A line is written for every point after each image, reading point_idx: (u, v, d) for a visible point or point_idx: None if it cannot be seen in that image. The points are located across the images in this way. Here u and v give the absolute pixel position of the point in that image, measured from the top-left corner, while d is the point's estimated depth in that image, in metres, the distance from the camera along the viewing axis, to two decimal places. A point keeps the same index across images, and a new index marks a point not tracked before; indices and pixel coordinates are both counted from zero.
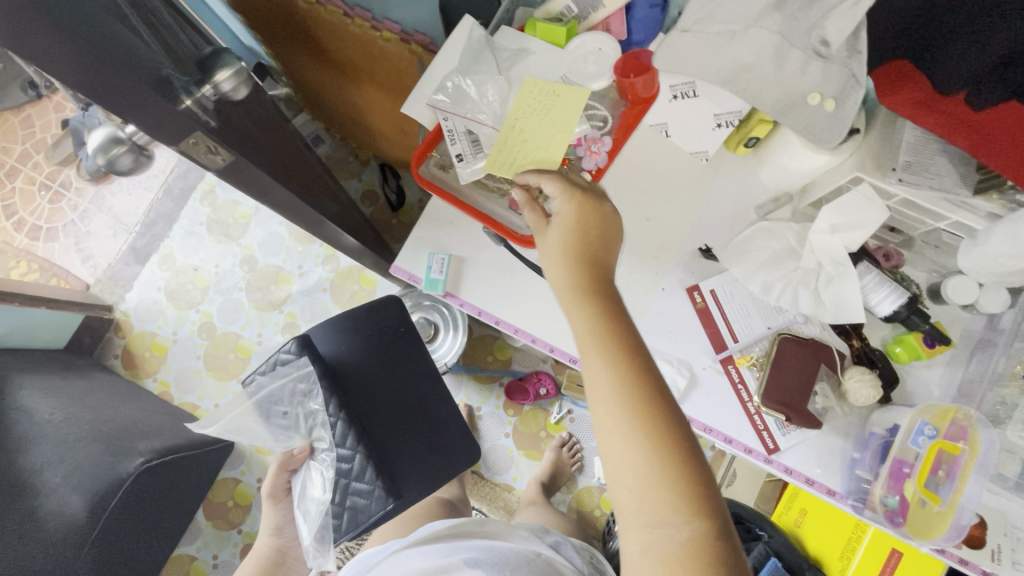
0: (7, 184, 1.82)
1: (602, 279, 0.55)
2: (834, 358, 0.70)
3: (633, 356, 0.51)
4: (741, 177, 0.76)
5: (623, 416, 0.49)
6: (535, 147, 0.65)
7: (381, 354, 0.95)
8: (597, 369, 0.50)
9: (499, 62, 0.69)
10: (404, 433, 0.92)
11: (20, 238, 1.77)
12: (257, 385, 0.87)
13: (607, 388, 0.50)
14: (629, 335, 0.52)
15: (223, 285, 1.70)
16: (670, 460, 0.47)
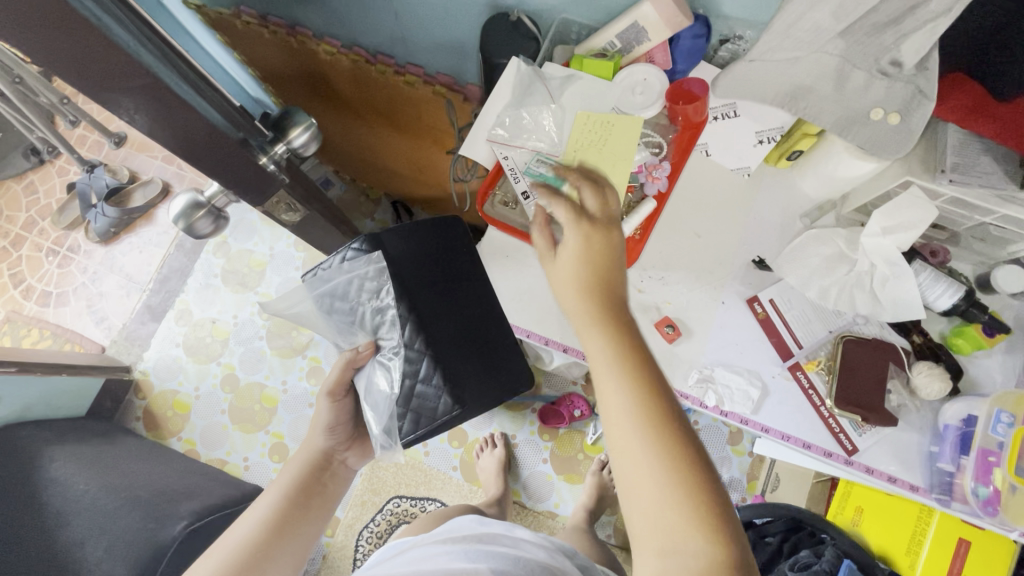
0: (12, 252, 1.80)
1: (616, 306, 0.56)
2: (900, 356, 0.72)
3: (649, 379, 0.51)
4: (784, 189, 0.79)
5: (637, 434, 0.49)
6: (598, 176, 0.71)
7: (447, 261, 0.85)
8: (612, 387, 0.51)
9: (551, 93, 0.74)
10: (465, 346, 0.83)
11: (30, 305, 1.74)
12: (325, 276, 0.75)
13: (624, 416, 0.50)
14: (645, 357, 0.53)
15: (243, 335, 1.68)
16: (685, 483, 0.46)
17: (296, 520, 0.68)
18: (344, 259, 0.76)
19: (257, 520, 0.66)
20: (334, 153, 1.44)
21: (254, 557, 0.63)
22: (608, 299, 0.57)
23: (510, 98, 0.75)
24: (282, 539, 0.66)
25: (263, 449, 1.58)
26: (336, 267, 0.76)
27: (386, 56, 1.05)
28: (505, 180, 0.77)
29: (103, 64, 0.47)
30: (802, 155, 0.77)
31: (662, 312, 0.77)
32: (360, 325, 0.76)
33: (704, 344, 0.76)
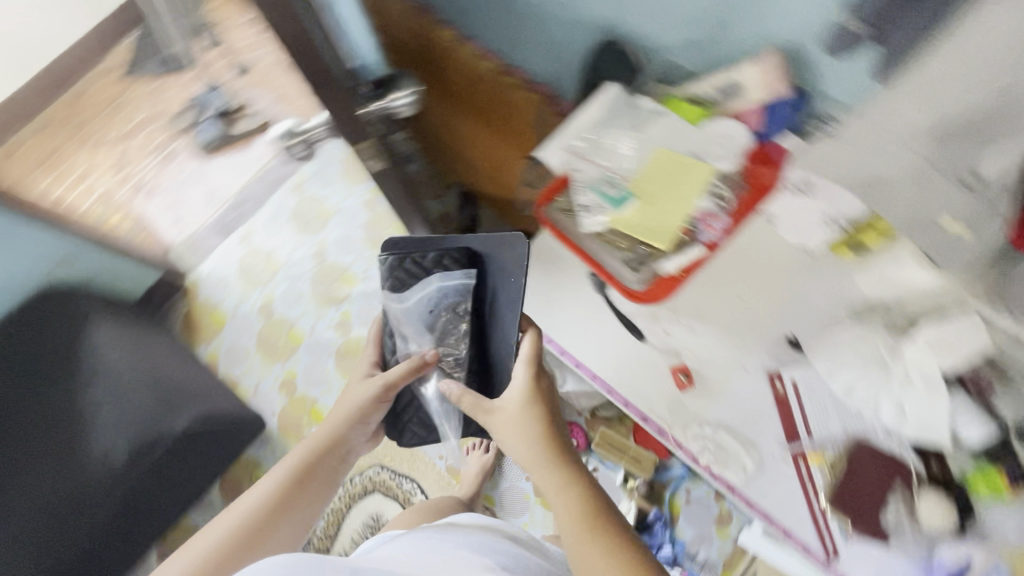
0: (125, 141, 2.00)
1: (561, 433, 0.69)
2: (911, 477, 0.70)
3: (590, 491, 0.64)
4: (835, 278, 0.76)
5: (584, 528, 0.62)
6: (657, 214, 0.75)
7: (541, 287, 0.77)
8: (561, 497, 0.64)
9: (637, 121, 0.80)
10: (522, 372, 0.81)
11: (122, 190, 1.92)
12: (403, 269, 0.77)
13: (569, 516, 0.63)
14: (587, 475, 0.66)
15: (291, 271, 1.77)
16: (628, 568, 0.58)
17: (291, 511, 0.71)
18: (434, 261, 0.76)
19: (252, 505, 0.70)
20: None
21: (254, 528, 0.68)
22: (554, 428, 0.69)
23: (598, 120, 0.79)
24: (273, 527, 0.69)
25: (274, 381, 1.66)
26: (417, 266, 0.77)
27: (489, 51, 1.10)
28: (569, 193, 0.81)
29: None
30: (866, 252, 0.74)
31: (680, 358, 0.77)
32: (434, 328, 0.76)
33: (713, 402, 0.76)
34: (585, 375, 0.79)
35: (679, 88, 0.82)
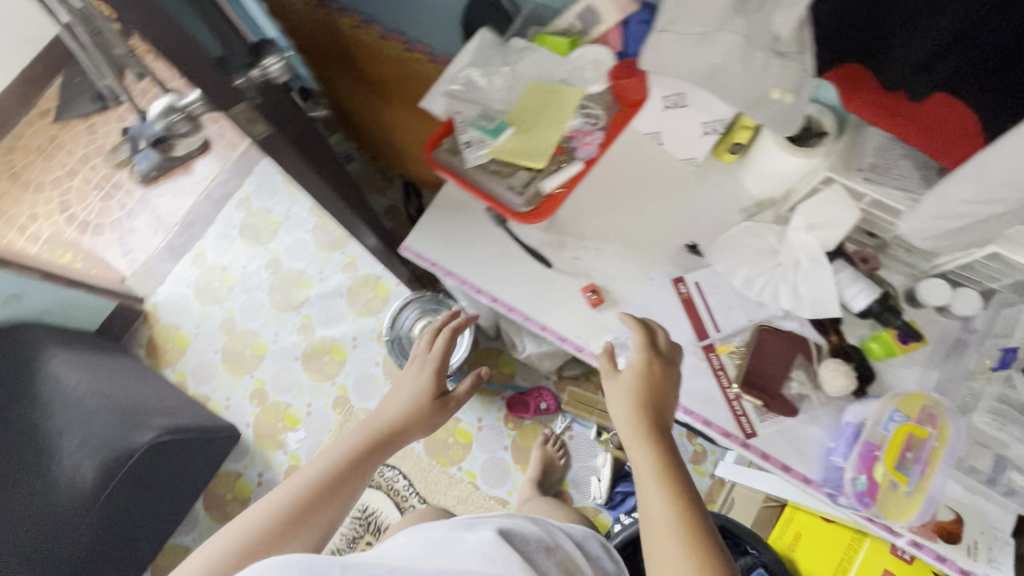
0: (80, 154, 2.02)
1: (661, 427, 0.61)
2: (812, 350, 0.73)
3: (677, 474, 0.57)
4: (726, 183, 0.84)
5: (651, 470, 0.57)
6: (535, 137, 0.71)
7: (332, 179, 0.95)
8: (642, 457, 0.58)
9: (506, 58, 0.77)
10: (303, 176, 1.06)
11: (75, 183, 1.99)
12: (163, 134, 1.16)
13: (657, 501, 0.55)
14: (672, 455, 0.58)
15: (248, 284, 1.82)
16: (684, 525, 0.53)
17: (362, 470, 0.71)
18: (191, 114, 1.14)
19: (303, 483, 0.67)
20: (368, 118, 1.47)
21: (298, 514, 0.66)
22: (653, 418, 0.61)
23: (469, 58, 0.77)
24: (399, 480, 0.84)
25: (245, 392, 1.71)
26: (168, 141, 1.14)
27: (423, 44, 1.16)
28: (453, 135, 0.76)
29: (154, 20, 0.55)
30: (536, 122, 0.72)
31: (592, 279, 0.81)
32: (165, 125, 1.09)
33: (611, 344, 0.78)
34: (503, 309, 0.81)
35: (550, 24, 0.81)
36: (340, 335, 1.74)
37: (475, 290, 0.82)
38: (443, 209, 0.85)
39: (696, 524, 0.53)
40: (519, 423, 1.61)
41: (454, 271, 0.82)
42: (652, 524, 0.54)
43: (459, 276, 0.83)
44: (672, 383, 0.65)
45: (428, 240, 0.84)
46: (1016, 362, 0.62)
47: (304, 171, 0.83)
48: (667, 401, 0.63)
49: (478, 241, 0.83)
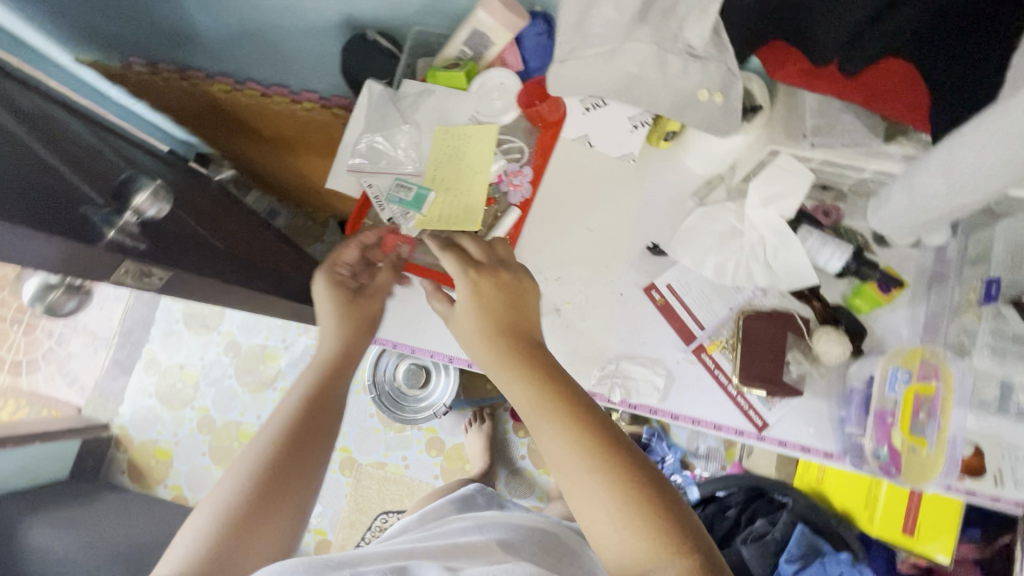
0: None
1: (525, 340, 0.54)
2: (800, 325, 0.71)
3: (577, 403, 0.50)
4: (669, 170, 0.78)
5: (561, 432, 0.49)
6: (459, 194, 0.65)
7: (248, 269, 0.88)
8: (548, 432, 0.49)
9: (403, 111, 0.68)
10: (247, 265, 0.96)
11: None
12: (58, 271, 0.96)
13: (564, 449, 0.48)
14: (575, 389, 0.51)
15: (212, 375, 1.71)
16: (614, 468, 0.47)
17: (320, 426, 0.58)
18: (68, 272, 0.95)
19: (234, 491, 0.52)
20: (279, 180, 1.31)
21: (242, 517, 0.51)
22: (515, 336, 0.54)
23: (363, 120, 0.69)
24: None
25: None
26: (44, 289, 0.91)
27: (310, 92, 1.03)
28: (372, 209, 0.70)
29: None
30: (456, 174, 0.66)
31: (562, 312, 0.76)
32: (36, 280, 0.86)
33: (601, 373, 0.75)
34: None
35: (437, 54, 0.72)
36: None
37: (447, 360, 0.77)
38: None
39: (595, 447, 0.48)
40: (530, 430, 1.55)
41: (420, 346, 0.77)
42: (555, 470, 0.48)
43: (427, 349, 0.77)
44: (513, 290, 0.57)
45: None
46: (1002, 292, 0.62)
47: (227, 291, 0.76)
48: (523, 311, 0.56)
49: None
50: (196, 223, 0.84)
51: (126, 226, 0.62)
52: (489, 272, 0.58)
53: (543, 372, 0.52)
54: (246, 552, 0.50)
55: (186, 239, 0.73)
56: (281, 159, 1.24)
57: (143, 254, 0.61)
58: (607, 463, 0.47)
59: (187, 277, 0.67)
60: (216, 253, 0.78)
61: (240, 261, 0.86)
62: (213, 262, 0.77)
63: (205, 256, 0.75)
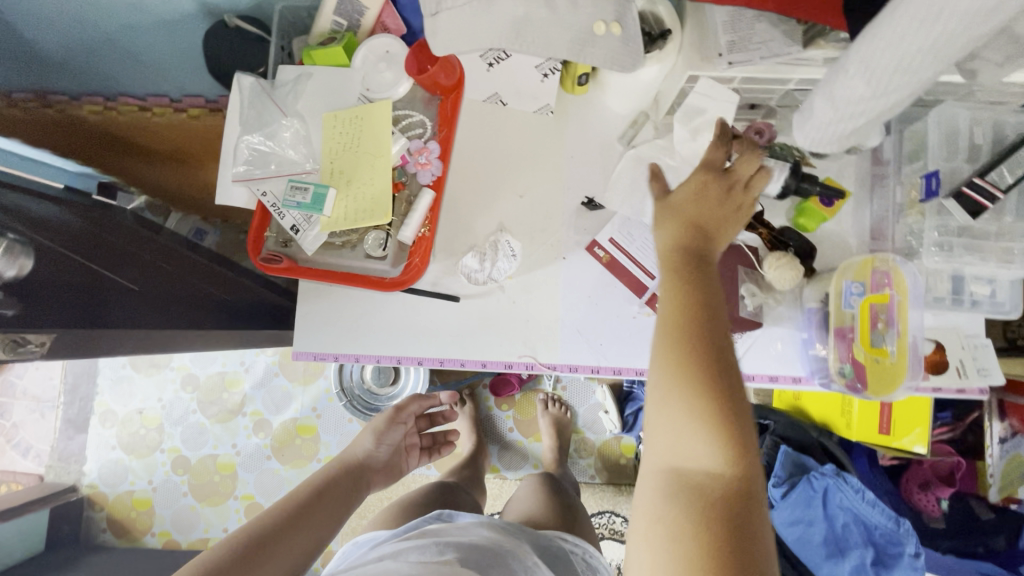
0: None
1: (696, 253, 0.53)
2: (748, 255, 0.68)
3: (695, 302, 0.50)
4: (590, 116, 0.72)
5: (669, 331, 0.49)
6: (362, 186, 0.58)
7: (171, 300, 0.81)
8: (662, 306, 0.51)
9: (282, 104, 0.60)
10: (195, 305, 0.87)
11: None
12: None
13: (668, 346, 0.49)
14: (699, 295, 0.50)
15: (176, 414, 1.63)
16: (697, 381, 0.47)
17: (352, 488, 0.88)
18: None
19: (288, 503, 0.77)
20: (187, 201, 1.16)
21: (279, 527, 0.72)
22: (688, 249, 0.53)
23: (239, 120, 0.60)
24: (327, 503, 0.80)
25: (239, 515, 1.57)
26: None
27: (194, 97, 0.94)
28: (273, 220, 0.61)
29: None
30: (353, 167, 0.58)
31: (507, 288, 0.71)
32: None
33: (560, 343, 0.71)
34: (434, 365, 0.72)
35: (310, 30, 0.63)
36: (299, 413, 1.60)
37: (396, 361, 0.72)
38: (313, 293, 0.71)
39: (709, 347, 0.48)
40: (513, 402, 1.54)
41: (363, 354, 0.72)
42: (664, 365, 0.48)
43: (372, 354, 0.72)
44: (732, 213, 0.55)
45: (318, 334, 0.71)
46: (943, 183, 0.59)
47: (135, 336, 0.68)
48: (723, 214, 0.55)
49: (369, 313, 0.72)
50: (93, 261, 0.74)
51: None
52: (725, 183, 0.55)
53: (686, 286, 0.51)
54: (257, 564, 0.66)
55: (71, 287, 0.64)
56: (185, 175, 1.09)
57: (11, 322, 0.53)
58: (715, 368, 0.47)
59: (77, 333, 0.59)
60: (118, 298, 0.70)
61: (152, 297, 0.78)
62: (115, 308, 0.68)
63: (101, 304, 0.67)
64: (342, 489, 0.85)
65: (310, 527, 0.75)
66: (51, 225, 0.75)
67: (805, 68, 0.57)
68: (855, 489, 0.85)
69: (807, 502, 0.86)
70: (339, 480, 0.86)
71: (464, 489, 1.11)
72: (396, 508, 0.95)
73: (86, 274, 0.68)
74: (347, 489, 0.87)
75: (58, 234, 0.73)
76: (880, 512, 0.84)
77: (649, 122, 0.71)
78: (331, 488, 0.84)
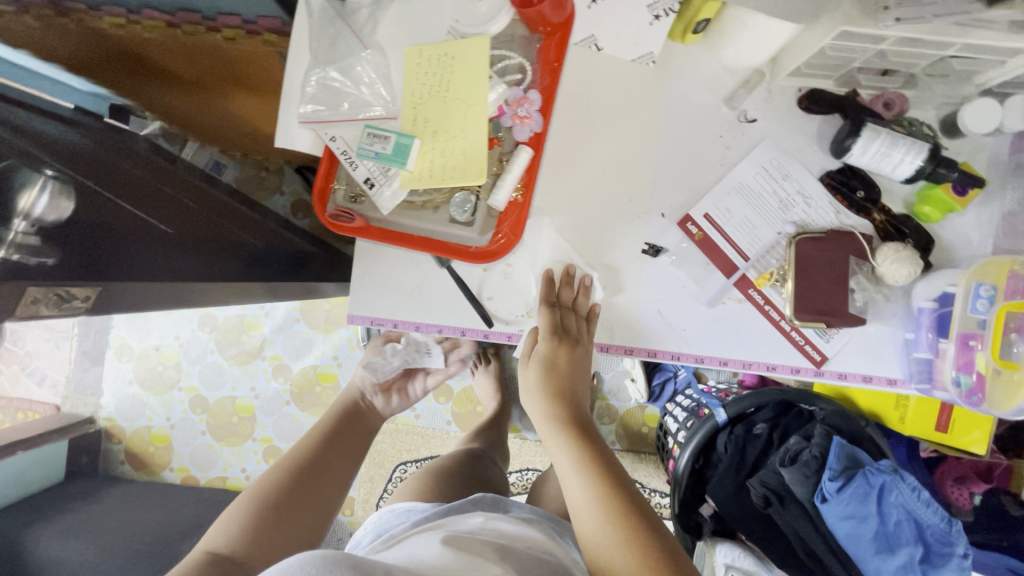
0: None
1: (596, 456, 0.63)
2: (862, 244, 0.61)
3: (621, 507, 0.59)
4: (697, 69, 0.64)
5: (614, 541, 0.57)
6: (450, 139, 0.50)
7: (199, 247, 0.74)
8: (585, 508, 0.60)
9: (358, 32, 0.51)
10: (224, 257, 0.79)
11: None
12: None
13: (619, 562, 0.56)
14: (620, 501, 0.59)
15: (193, 353, 1.59)
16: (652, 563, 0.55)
17: (359, 439, 0.87)
18: None
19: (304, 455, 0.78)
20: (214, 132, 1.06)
21: (296, 478, 0.74)
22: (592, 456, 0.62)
23: (308, 49, 0.51)
24: (336, 456, 0.81)
25: (256, 456, 1.57)
26: None
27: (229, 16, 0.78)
28: (342, 168, 0.54)
29: None
30: (441, 116, 0.50)
31: (585, 262, 0.65)
32: None
33: (639, 324, 0.65)
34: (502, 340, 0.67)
35: None
36: (320, 360, 1.56)
37: (459, 333, 0.66)
38: (374, 251, 0.65)
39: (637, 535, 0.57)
40: None
41: (424, 323, 0.66)
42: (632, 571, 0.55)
43: (434, 324, 0.66)
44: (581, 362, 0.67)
45: (378, 294, 0.66)
46: None
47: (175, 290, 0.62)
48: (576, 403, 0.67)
49: (433, 279, 0.66)
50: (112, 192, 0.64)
51: (22, 239, 0.49)
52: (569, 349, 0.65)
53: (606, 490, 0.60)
54: (270, 524, 0.67)
55: (109, 231, 0.58)
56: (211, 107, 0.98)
57: (50, 274, 0.48)
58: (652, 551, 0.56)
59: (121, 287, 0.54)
60: (155, 244, 0.63)
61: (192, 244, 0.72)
62: (150, 258, 0.62)
63: (140, 254, 0.60)
64: (333, 473, 0.78)
65: (323, 482, 0.76)
66: (53, 145, 0.65)
67: (982, 31, 0.48)
68: (911, 486, 0.83)
69: (863, 498, 0.83)
70: (348, 433, 0.87)
71: (491, 459, 1.07)
72: (428, 477, 0.92)
73: (123, 213, 0.61)
74: (356, 438, 0.87)
75: (79, 162, 0.65)
76: (934, 512, 0.82)
77: (763, 82, 0.63)
78: (336, 444, 0.83)
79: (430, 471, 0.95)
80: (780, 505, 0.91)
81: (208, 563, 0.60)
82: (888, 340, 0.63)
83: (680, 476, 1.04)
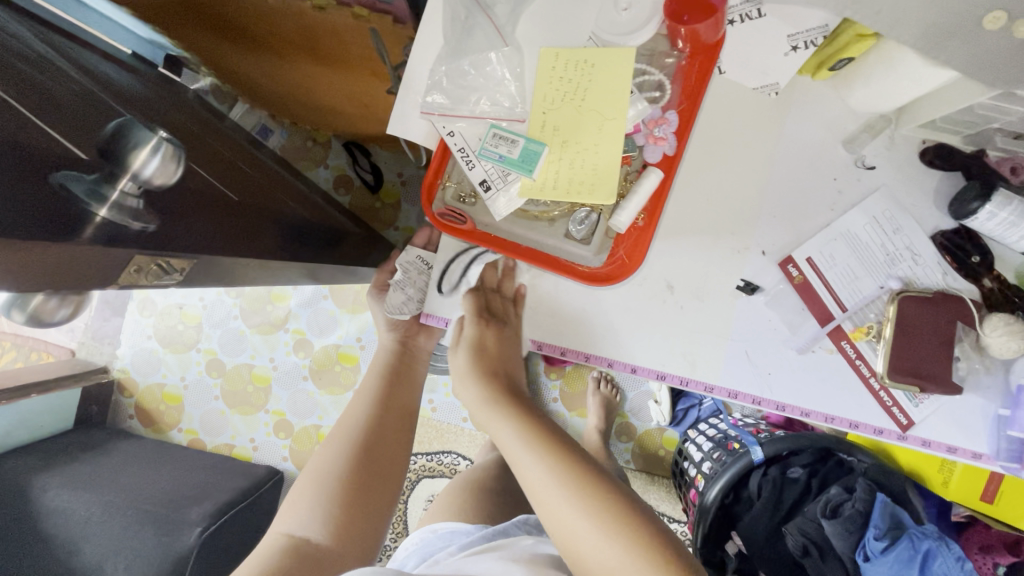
0: None
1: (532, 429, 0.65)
2: (971, 312, 0.59)
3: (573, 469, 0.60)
4: (819, 108, 0.61)
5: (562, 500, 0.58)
6: (581, 151, 0.47)
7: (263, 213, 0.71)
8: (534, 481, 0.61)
9: (496, 25, 0.48)
10: (285, 228, 0.76)
11: None
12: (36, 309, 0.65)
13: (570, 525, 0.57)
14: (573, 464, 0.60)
15: (216, 317, 1.57)
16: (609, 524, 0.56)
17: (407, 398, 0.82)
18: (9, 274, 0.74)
19: (359, 424, 0.75)
20: (279, 99, 1.03)
21: (363, 449, 0.72)
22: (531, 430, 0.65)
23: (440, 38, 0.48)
24: (389, 422, 0.77)
25: (267, 428, 1.55)
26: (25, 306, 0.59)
27: None
28: (455, 166, 0.54)
29: None
30: (574, 126, 0.47)
31: (675, 290, 0.63)
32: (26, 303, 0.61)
33: (722, 362, 0.63)
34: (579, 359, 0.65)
35: None
36: (342, 341, 1.54)
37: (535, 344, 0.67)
38: None
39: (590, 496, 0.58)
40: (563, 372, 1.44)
41: None
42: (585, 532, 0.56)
43: None
44: (509, 342, 0.69)
45: None
46: None
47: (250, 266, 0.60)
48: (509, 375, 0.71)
49: None
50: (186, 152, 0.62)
51: (125, 200, 0.47)
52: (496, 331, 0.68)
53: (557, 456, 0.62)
54: (341, 504, 0.66)
55: (193, 200, 0.55)
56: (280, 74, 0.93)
57: (155, 242, 0.48)
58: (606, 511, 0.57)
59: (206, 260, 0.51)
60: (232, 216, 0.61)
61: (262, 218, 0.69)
62: (230, 230, 0.59)
63: (222, 224, 0.59)
64: (392, 445, 0.75)
65: (384, 452, 0.73)
66: (125, 97, 0.62)
67: None
68: (956, 556, 0.81)
69: (909, 562, 0.81)
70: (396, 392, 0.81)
71: None
72: (466, 492, 0.89)
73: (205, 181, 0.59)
74: (404, 399, 0.82)
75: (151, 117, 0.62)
76: None
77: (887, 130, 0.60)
78: (385, 407, 0.78)
79: (468, 486, 0.91)
80: (820, 558, 0.90)
81: (290, 553, 0.61)
82: (979, 413, 0.60)
83: (707, 508, 1.02)
